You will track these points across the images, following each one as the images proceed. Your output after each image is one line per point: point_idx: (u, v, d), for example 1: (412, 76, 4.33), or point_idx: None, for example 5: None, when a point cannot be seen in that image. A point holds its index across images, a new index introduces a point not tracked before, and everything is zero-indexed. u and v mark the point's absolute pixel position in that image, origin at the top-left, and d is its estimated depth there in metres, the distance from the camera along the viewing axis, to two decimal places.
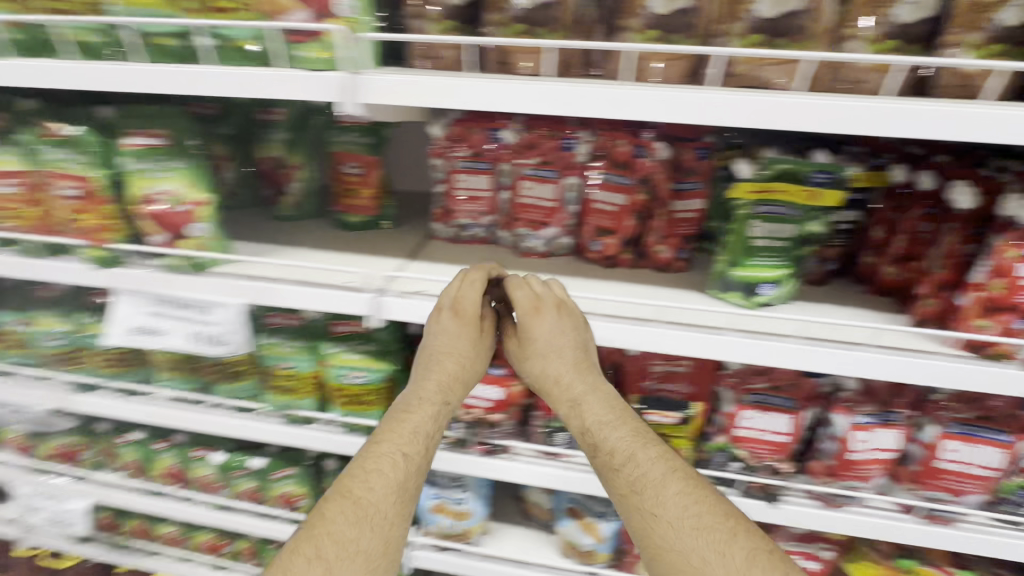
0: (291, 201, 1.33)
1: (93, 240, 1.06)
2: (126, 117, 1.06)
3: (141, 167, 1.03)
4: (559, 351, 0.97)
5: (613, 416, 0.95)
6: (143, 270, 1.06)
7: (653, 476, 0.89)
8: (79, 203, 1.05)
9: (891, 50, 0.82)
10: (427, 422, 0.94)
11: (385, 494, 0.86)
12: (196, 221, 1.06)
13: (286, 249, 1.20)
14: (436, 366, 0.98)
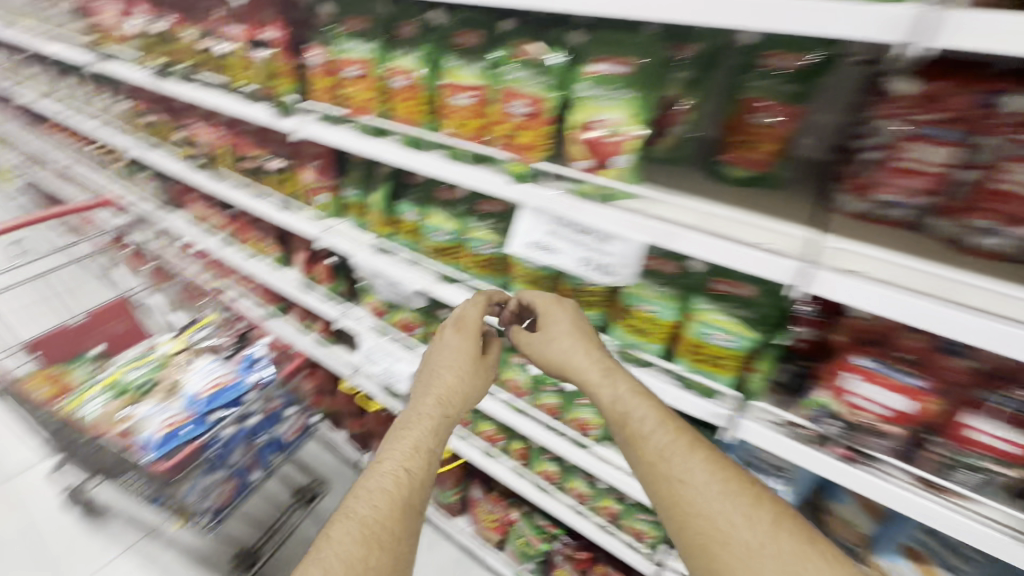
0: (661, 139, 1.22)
1: (528, 154, 1.24)
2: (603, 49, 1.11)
3: (608, 103, 1.10)
4: (558, 332, 1.29)
5: (603, 380, 1.18)
6: (540, 187, 1.20)
7: (654, 448, 1.08)
8: (526, 119, 1.23)
9: None
10: (581, 364, 1.21)
11: (378, 511, 1.10)
12: (636, 136, 1.09)
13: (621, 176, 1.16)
14: (555, 347, 1.26)
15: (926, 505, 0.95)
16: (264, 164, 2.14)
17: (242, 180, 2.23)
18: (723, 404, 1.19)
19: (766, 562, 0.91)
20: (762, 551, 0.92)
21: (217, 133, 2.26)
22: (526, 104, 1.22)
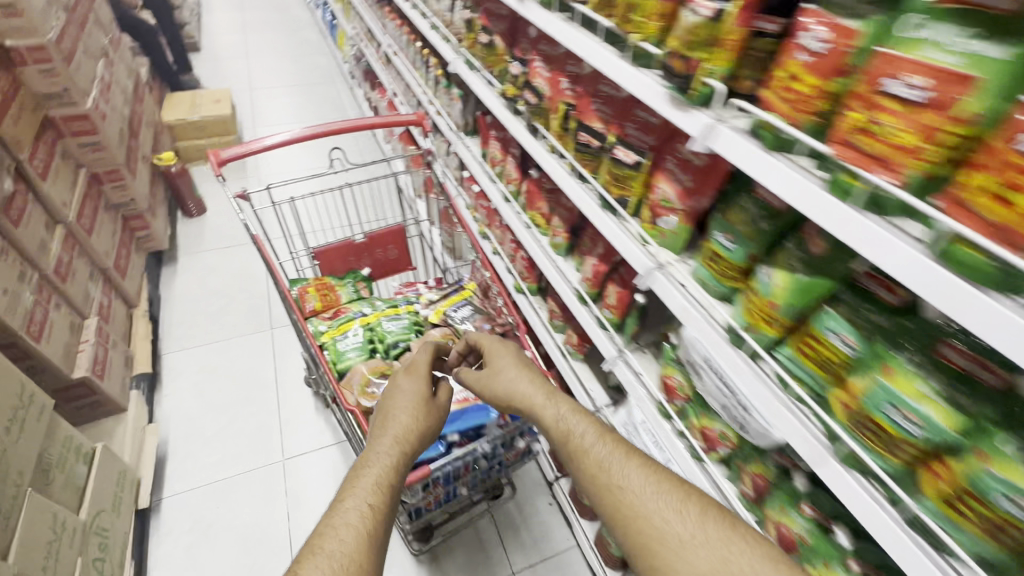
0: None
1: (990, 230, 0.41)
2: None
3: (926, 38, 0.43)
4: (424, 408, 0.95)
5: (519, 385, 0.96)
6: (754, 372, 0.69)
7: (547, 417, 0.89)
8: (907, 112, 0.45)
9: None
10: (534, 397, 0.93)
11: (357, 539, 0.68)
12: None
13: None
14: (497, 368, 1.00)
15: None
16: (449, 94, 1.64)
17: (422, 76, 1.91)
18: None
19: (664, 507, 0.67)
20: (673, 513, 0.66)
21: (403, 35, 2.05)
22: (822, 32, 0.51)
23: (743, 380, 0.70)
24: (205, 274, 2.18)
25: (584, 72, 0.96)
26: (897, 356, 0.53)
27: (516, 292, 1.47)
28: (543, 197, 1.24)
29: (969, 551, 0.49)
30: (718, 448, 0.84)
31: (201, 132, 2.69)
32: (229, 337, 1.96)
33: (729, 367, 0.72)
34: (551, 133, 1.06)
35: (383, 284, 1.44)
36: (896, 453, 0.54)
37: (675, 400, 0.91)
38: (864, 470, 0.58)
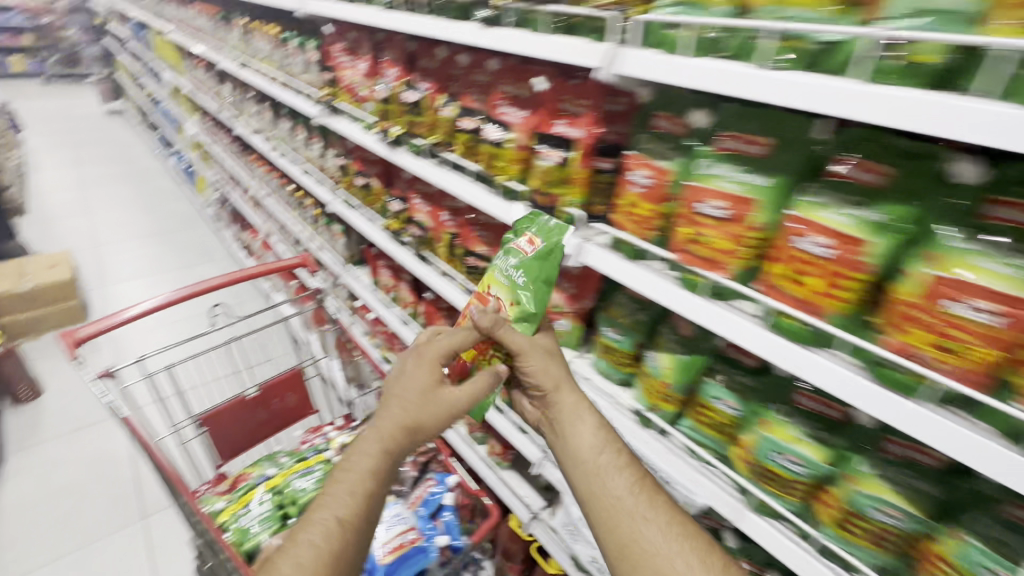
0: (728, 140, 0.57)
1: (797, 305, 0.55)
2: (991, 176, 0.44)
3: (715, 173, 0.58)
4: (533, 353, 0.73)
5: (609, 457, 0.68)
6: (702, 473, 0.71)
7: (614, 496, 0.65)
8: (718, 227, 0.59)
9: (738, 117, 0.57)
10: (615, 491, 0.65)
11: (320, 561, 0.56)
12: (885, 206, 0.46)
13: (808, 356, 0.53)
14: (547, 360, 0.74)
15: None
16: (332, 232, 1.70)
17: (299, 216, 1.93)
18: None
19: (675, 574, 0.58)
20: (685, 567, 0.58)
21: (271, 181, 2.09)
22: (643, 171, 0.65)
23: (704, 476, 0.71)
24: (46, 471, 1.80)
25: (462, 206, 1.07)
26: (853, 461, 0.58)
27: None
28: (442, 315, 1.29)
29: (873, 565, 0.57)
30: None
31: (32, 303, 2.34)
32: (83, 544, 1.59)
33: (695, 453, 0.73)
34: (440, 258, 1.13)
35: (508, 255, 0.76)
36: (790, 491, 0.63)
37: None
38: (827, 551, 0.61)
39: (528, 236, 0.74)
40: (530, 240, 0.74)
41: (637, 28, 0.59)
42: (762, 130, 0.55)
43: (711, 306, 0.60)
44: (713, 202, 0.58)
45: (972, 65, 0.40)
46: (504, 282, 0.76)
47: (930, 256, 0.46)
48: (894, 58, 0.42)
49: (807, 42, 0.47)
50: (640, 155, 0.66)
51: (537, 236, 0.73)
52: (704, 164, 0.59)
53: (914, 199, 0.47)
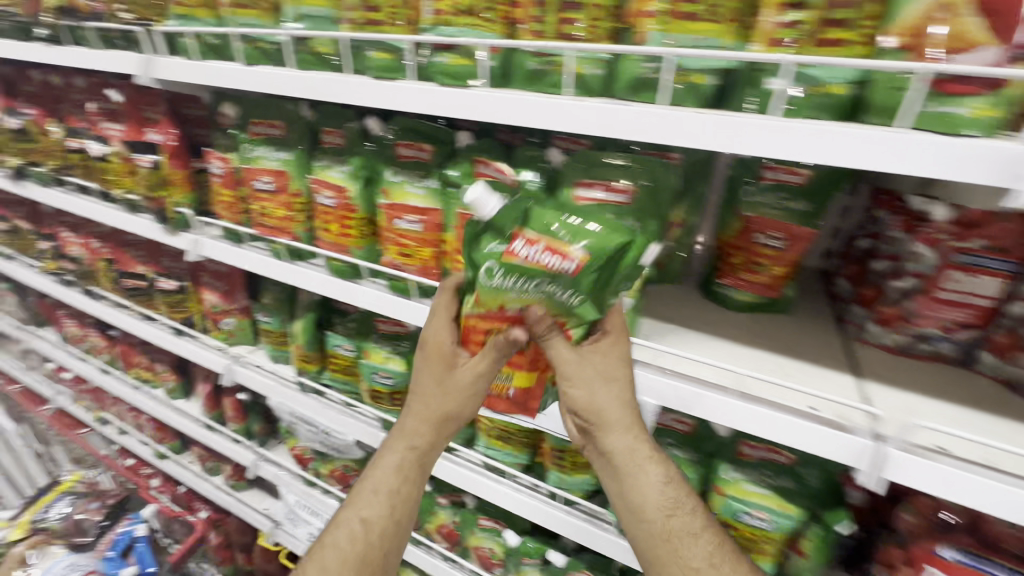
0: (254, 124, 0.69)
1: (336, 248, 0.69)
2: (391, 129, 0.61)
3: (259, 154, 0.69)
4: (598, 380, 0.48)
5: (681, 519, 0.50)
6: (350, 414, 0.84)
7: (687, 564, 0.50)
8: (273, 198, 0.70)
9: (259, 107, 0.69)
10: (682, 532, 0.50)
11: (350, 567, 0.54)
12: (402, 173, 0.60)
13: (350, 287, 0.67)
14: (614, 393, 0.49)
15: (1005, 514, 0.42)
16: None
17: None
18: None
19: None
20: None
21: None
22: (218, 162, 0.74)
23: (352, 416, 0.84)
24: None
25: (109, 230, 1.04)
26: None
27: (160, 459, 1.33)
28: (137, 351, 1.21)
29: (457, 437, 0.76)
30: (353, 481, 0.97)
31: None
32: None
33: (347, 402, 0.85)
34: (105, 288, 1.07)
35: (525, 273, 0.43)
36: (396, 403, 0.78)
37: (309, 465, 1.01)
38: (435, 441, 0.78)
39: (516, 235, 0.44)
40: (528, 243, 0.43)
41: (155, 37, 0.68)
42: (275, 113, 0.68)
43: (290, 267, 0.72)
44: (262, 179, 0.70)
45: (334, 51, 0.57)
46: (536, 299, 0.45)
47: (378, 187, 0.62)
48: (299, 47, 0.58)
49: (264, 44, 0.60)
50: (213, 149, 0.75)
51: (543, 236, 0.43)
52: (246, 147, 0.70)
53: (363, 150, 0.64)
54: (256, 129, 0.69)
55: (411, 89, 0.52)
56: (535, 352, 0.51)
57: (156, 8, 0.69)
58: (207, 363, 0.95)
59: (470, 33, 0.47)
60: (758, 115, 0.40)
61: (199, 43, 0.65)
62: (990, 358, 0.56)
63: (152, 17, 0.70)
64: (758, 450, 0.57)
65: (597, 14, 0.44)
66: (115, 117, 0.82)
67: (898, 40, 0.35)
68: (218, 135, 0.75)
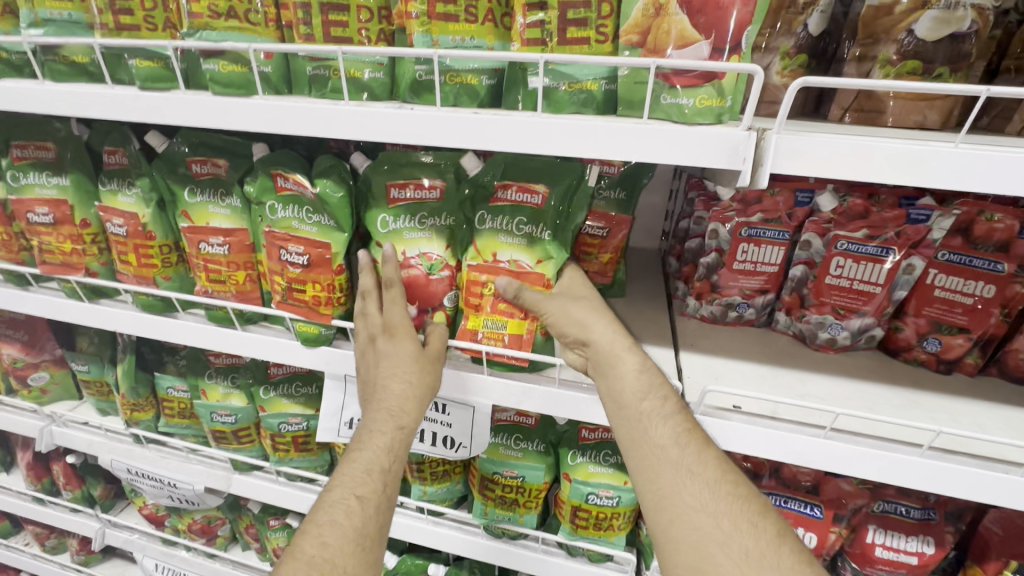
0: (15, 147, 0.59)
1: (139, 281, 0.60)
2: (178, 143, 0.55)
3: (30, 182, 0.59)
4: (571, 300, 0.50)
5: (653, 402, 0.46)
6: (195, 460, 0.76)
7: (655, 445, 0.45)
8: (54, 231, 0.60)
9: (19, 126, 0.59)
10: (702, 477, 0.43)
11: (346, 541, 0.45)
12: (200, 189, 0.55)
13: (163, 322, 0.60)
14: (583, 309, 0.50)
15: (784, 458, 0.47)
16: None
17: None
18: (453, 422, 0.56)
19: None
20: (769, 562, 0.39)
21: None
22: None
23: (199, 463, 0.75)
24: None
25: None
26: (260, 393, 0.68)
27: None
28: None
29: (317, 465, 0.71)
30: (218, 531, 0.89)
31: None
32: None
33: (193, 449, 0.77)
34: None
35: (505, 214, 0.50)
36: (243, 441, 0.72)
37: (166, 523, 0.90)
38: (293, 474, 0.72)
39: (498, 187, 0.50)
40: (507, 190, 0.51)
41: None
42: (42, 132, 0.59)
43: (91, 308, 0.63)
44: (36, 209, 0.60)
45: (92, 58, 0.50)
46: (517, 242, 0.50)
47: (177, 207, 0.56)
48: (48, 55, 0.50)
49: (6, 53, 0.52)
50: None
51: (515, 180, 0.51)
52: (9, 173, 0.60)
53: (151, 168, 0.57)
54: (20, 152, 0.59)
55: (183, 98, 0.47)
56: (498, 300, 0.50)
57: None
58: (15, 428, 0.81)
59: (240, 38, 0.44)
60: (531, 113, 0.41)
61: None
62: (783, 317, 0.63)
63: None
64: (597, 434, 0.59)
65: (367, 16, 0.43)
66: None
67: (630, 39, 0.38)
68: None
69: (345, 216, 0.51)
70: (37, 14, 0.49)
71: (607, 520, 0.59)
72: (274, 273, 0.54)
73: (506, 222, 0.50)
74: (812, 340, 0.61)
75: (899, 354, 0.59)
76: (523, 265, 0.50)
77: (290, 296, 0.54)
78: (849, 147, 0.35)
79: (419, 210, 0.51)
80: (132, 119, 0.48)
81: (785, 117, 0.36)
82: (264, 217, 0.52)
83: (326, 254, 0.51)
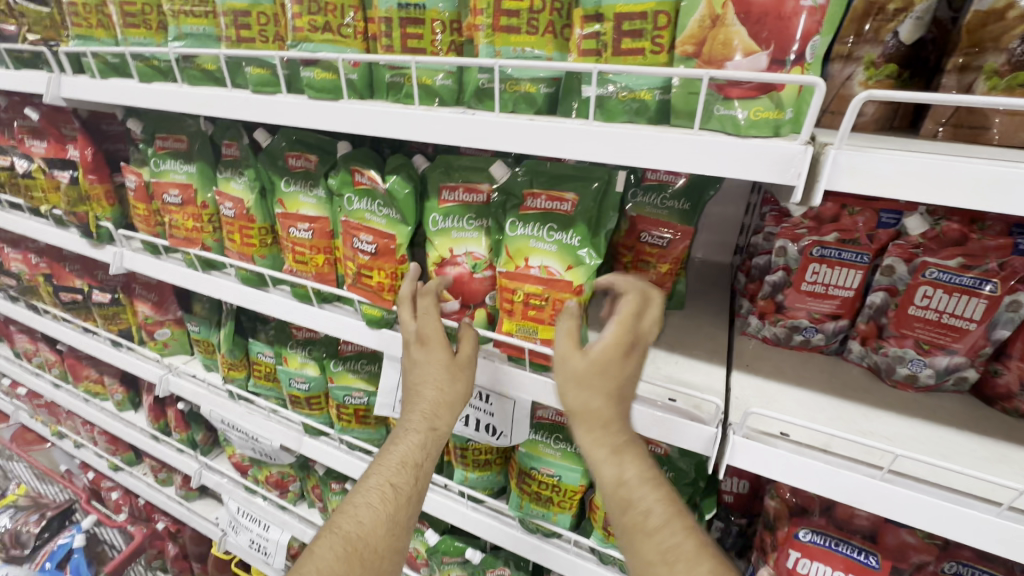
0: (160, 139, 0.71)
1: (241, 257, 0.70)
2: (279, 139, 0.63)
3: (166, 168, 0.71)
4: (577, 384, 0.42)
5: (649, 489, 0.42)
6: (274, 420, 0.85)
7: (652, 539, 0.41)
8: (181, 210, 0.72)
9: (163, 122, 0.71)
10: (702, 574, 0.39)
11: (378, 525, 0.49)
12: (292, 180, 0.62)
13: (255, 294, 0.69)
14: (591, 401, 0.43)
15: (831, 496, 0.44)
16: None
17: None
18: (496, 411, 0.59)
19: None
20: None
21: None
22: (132, 177, 0.76)
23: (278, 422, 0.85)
24: None
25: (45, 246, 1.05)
26: (331, 367, 0.75)
27: (114, 471, 1.34)
28: (85, 364, 1.22)
29: (374, 438, 0.78)
30: (290, 486, 0.99)
31: None
32: None
33: (274, 410, 0.87)
34: (47, 302, 1.09)
35: (536, 222, 0.50)
36: (314, 408, 0.80)
37: (249, 472, 1.02)
38: (354, 443, 0.79)
39: (528, 194, 0.51)
40: (536, 197, 0.50)
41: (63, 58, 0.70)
42: (179, 128, 0.70)
43: (202, 277, 0.73)
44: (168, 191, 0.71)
45: (218, 66, 0.59)
46: (549, 248, 0.50)
47: (274, 195, 0.64)
48: (186, 63, 0.60)
49: (157, 61, 0.63)
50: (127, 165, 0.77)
51: (546, 187, 0.50)
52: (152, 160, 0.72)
53: (257, 160, 0.65)
54: (163, 144, 0.71)
55: (284, 100, 0.54)
56: (529, 309, 0.52)
57: (62, 28, 0.71)
58: (141, 373, 0.96)
59: (332, 49, 0.50)
60: (582, 121, 0.42)
61: (99, 61, 0.67)
62: (857, 346, 0.58)
63: (61, 39, 0.72)
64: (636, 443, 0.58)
65: (440, 28, 0.47)
66: (37, 135, 0.84)
67: (685, 49, 0.38)
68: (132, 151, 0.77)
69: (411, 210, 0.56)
70: (181, 29, 0.59)
71: None
72: (346, 258, 0.60)
73: (536, 228, 0.50)
74: (888, 374, 0.55)
75: (995, 402, 0.52)
76: (553, 271, 0.50)
77: (359, 280, 0.60)
78: (918, 166, 0.33)
79: (477, 208, 0.54)
80: (242, 118, 0.56)
81: (848, 130, 0.34)
82: (342, 208, 0.59)
83: (392, 244, 0.56)
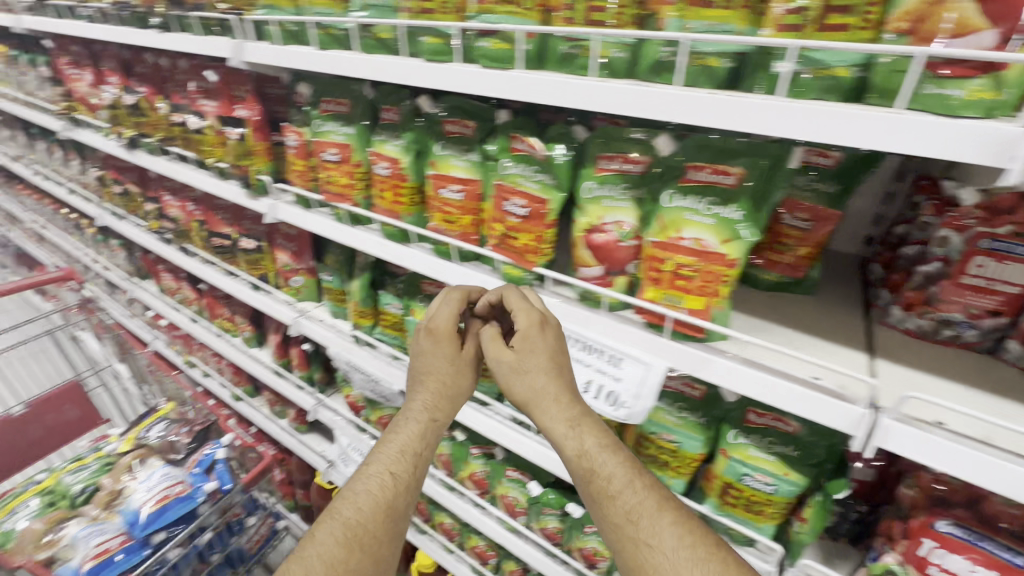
0: (325, 102, 0.79)
1: (389, 214, 0.76)
2: (440, 107, 0.68)
3: (327, 129, 0.78)
4: (532, 352, 0.57)
5: (611, 458, 0.52)
6: (395, 366, 0.93)
7: (616, 500, 0.50)
8: (337, 168, 0.79)
9: (328, 86, 0.79)
10: (662, 528, 0.47)
11: (377, 510, 0.55)
12: (448, 145, 0.67)
13: (398, 249, 0.75)
14: (531, 379, 0.56)
15: (987, 486, 0.43)
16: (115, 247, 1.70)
17: (79, 240, 1.88)
18: (626, 380, 0.59)
19: None
20: None
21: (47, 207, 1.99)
22: (294, 136, 0.85)
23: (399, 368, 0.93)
24: None
25: (200, 195, 1.18)
26: None
27: (235, 400, 1.51)
28: (221, 303, 1.38)
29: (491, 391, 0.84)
30: None
31: None
32: None
33: (395, 357, 0.95)
34: (198, 245, 1.23)
35: (697, 194, 0.52)
36: None
37: (361, 412, 1.13)
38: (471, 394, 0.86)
39: (691, 167, 0.53)
40: (700, 170, 0.52)
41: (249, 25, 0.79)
42: (343, 93, 0.78)
43: (348, 230, 0.81)
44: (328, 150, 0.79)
45: (394, 35, 0.64)
46: (707, 221, 0.51)
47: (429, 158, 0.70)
48: (364, 32, 0.66)
49: (335, 29, 0.69)
50: (288, 125, 0.86)
51: (712, 160, 0.52)
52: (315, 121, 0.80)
53: (416, 126, 0.71)
54: (327, 107, 0.79)
55: (459, 68, 0.58)
56: (678, 278, 0.54)
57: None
58: (277, 314, 1.08)
59: (514, 22, 0.54)
60: (769, 96, 0.43)
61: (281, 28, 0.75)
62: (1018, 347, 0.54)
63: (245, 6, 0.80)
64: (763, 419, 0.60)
65: (624, 3, 0.49)
66: (211, 95, 0.95)
67: (898, 27, 0.37)
68: (295, 112, 0.85)
69: (568, 177, 0.60)
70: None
71: (756, 503, 0.61)
72: (494, 220, 0.65)
73: (695, 201, 0.52)
74: None
75: None
76: (707, 244, 0.51)
77: (505, 241, 0.64)
78: None
79: (635, 179, 0.57)
80: (415, 83, 0.61)
81: None
82: (497, 173, 0.63)
83: (544, 208, 0.60)
